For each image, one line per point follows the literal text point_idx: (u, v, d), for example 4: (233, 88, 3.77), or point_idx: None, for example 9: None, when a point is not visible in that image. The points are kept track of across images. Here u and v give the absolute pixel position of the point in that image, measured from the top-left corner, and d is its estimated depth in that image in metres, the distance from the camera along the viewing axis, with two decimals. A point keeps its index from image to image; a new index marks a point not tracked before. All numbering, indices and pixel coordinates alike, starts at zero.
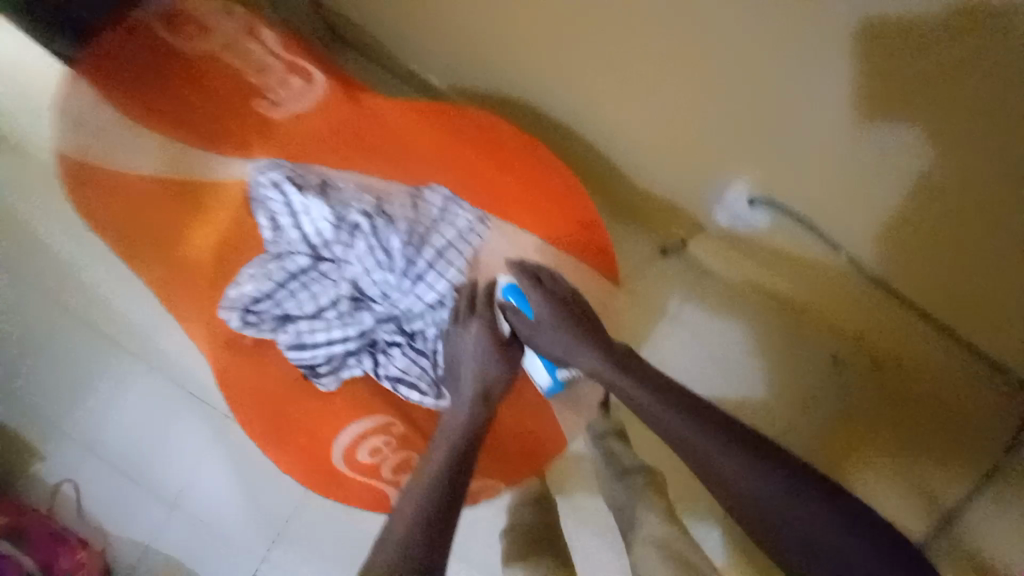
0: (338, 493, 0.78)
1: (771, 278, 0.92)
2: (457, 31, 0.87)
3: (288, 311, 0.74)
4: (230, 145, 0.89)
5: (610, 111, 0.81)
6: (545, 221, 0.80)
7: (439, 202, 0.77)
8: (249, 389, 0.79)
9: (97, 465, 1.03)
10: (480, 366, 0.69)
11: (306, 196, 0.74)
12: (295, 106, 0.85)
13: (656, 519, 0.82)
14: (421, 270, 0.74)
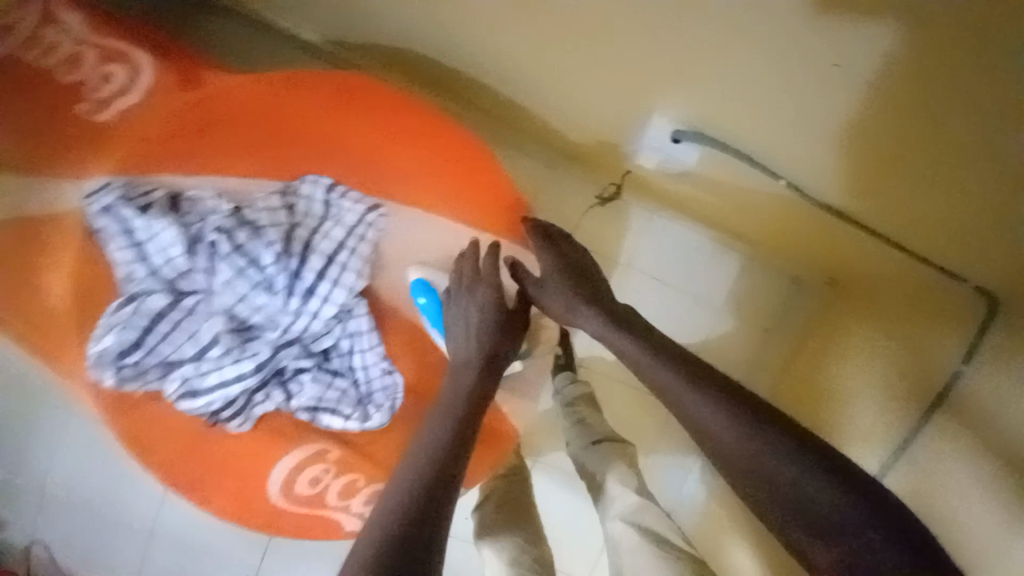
0: (285, 535, 0.70)
1: (715, 205, 0.87)
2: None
3: (166, 357, 0.64)
4: (56, 162, 0.62)
5: (515, 55, 0.70)
6: (454, 195, 0.70)
7: (320, 198, 0.65)
8: (153, 444, 0.69)
9: (64, 519, 0.83)
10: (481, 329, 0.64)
11: (146, 219, 0.61)
12: (122, 101, 0.63)
13: (630, 492, 0.83)
14: (311, 283, 0.64)
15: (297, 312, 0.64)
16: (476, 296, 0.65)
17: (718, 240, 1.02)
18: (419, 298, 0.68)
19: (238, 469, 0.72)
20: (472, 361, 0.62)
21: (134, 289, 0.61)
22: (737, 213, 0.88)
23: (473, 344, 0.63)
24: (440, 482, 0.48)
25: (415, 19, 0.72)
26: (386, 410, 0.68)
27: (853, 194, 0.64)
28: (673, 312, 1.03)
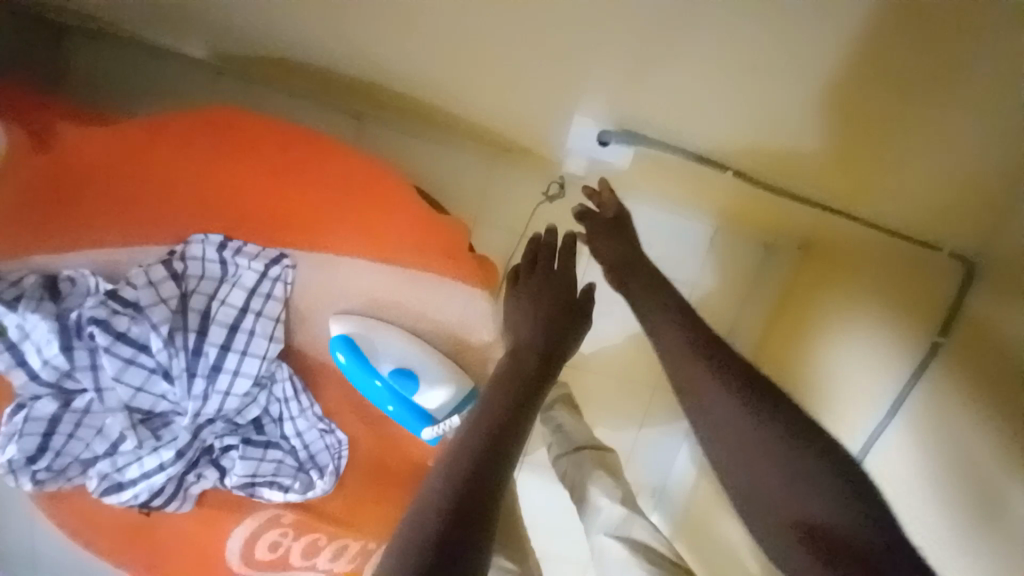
0: None
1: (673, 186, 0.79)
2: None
3: (78, 454, 0.59)
4: None
5: (410, 57, 0.60)
6: (365, 229, 0.62)
7: (213, 259, 0.58)
8: (102, 531, 0.67)
9: None
10: (543, 318, 0.62)
11: (20, 315, 0.54)
12: None
13: (616, 504, 0.78)
14: (216, 358, 0.58)
15: (209, 389, 0.59)
16: (543, 291, 0.64)
17: (686, 219, 0.94)
18: (338, 355, 0.62)
19: (191, 548, 0.70)
20: (535, 347, 0.61)
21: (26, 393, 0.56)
22: (699, 192, 0.79)
23: (538, 332, 0.62)
24: (482, 480, 0.48)
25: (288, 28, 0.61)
26: (330, 474, 0.64)
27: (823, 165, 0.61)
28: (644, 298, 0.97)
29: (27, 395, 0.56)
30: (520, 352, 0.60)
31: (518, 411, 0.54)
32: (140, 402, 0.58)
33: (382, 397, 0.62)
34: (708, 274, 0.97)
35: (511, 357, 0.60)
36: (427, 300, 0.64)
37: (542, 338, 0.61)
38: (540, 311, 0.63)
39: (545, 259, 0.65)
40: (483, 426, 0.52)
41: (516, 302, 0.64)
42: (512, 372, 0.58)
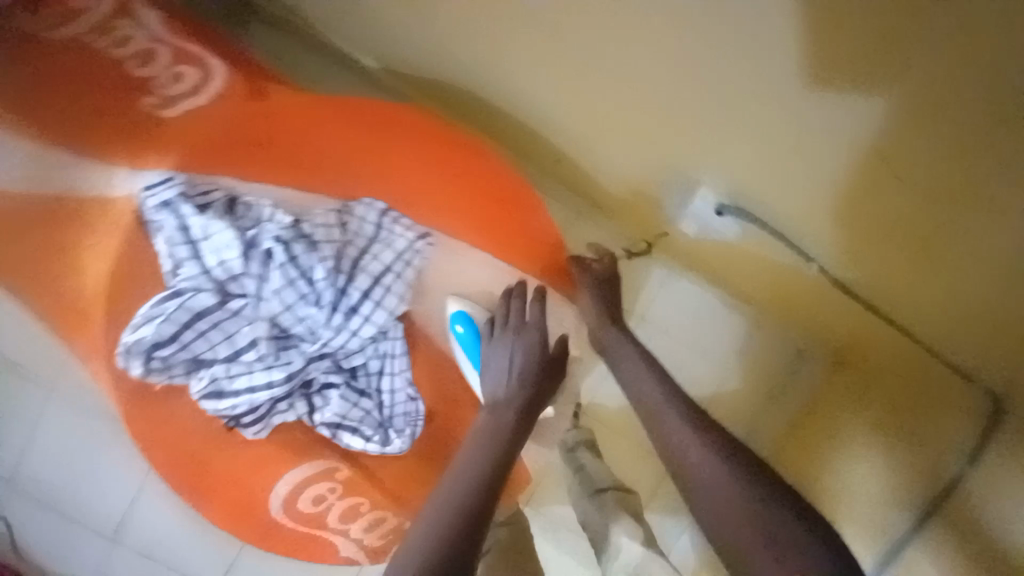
0: (280, 551, 0.71)
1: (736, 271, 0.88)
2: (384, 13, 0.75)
3: (198, 354, 0.63)
4: (120, 152, 0.64)
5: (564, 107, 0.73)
6: (496, 233, 0.70)
7: (373, 221, 0.67)
8: (162, 445, 0.68)
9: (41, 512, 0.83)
10: (521, 376, 0.63)
11: (206, 219, 0.61)
12: (188, 101, 0.64)
13: (636, 543, 0.76)
14: (355, 302, 0.66)
15: (339, 327, 0.66)
16: (517, 347, 0.65)
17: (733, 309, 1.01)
18: (458, 326, 0.70)
19: (236, 487, 0.70)
20: (507, 407, 0.61)
21: (183, 285, 0.61)
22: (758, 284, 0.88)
23: (513, 391, 0.62)
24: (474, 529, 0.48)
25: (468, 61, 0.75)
26: (407, 436, 0.68)
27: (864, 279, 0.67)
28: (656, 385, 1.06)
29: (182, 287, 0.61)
30: (498, 408, 0.61)
31: (502, 462, 0.55)
32: (283, 318, 0.65)
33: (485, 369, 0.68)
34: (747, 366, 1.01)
35: (490, 413, 0.62)
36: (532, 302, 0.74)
37: (519, 398, 0.62)
38: (514, 366, 0.64)
39: (517, 312, 0.68)
40: (466, 477, 0.54)
41: (491, 354, 0.66)
42: (493, 429, 0.59)
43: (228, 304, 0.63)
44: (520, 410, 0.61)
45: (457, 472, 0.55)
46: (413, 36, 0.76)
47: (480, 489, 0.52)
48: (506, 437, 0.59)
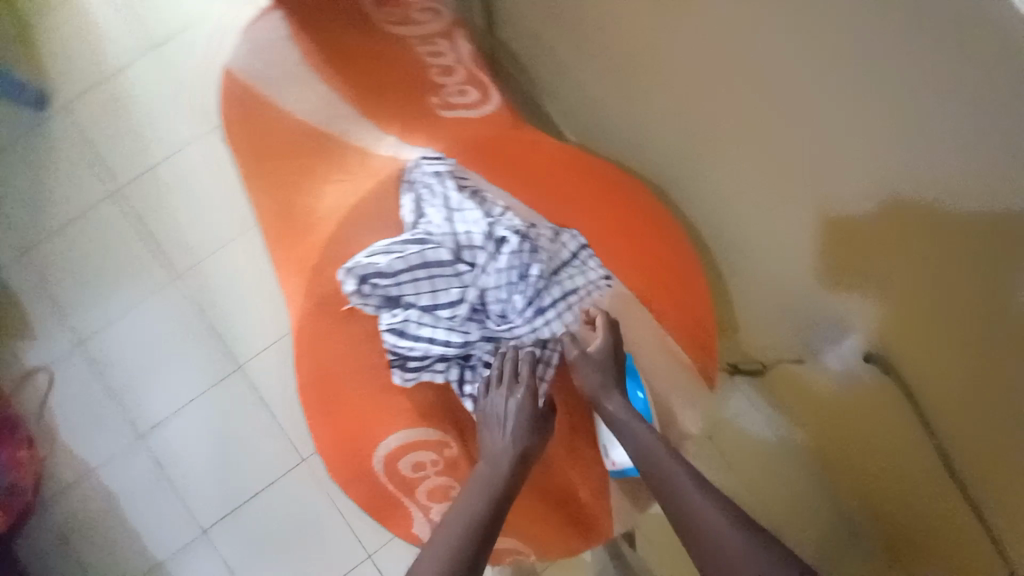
0: (366, 494, 0.77)
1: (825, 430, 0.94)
2: (625, 114, 0.93)
3: (402, 295, 0.72)
4: (390, 124, 0.88)
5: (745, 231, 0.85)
6: (668, 300, 0.79)
7: (573, 250, 0.77)
8: (317, 358, 0.78)
9: None
10: (517, 431, 0.67)
11: (464, 197, 0.75)
12: (464, 113, 0.88)
13: None
14: (545, 306, 0.74)
15: (521, 320, 0.74)
16: (513, 402, 0.69)
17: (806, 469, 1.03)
18: (621, 363, 0.78)
19: (351, 432, 0.77)
20: (507, 461, 0.66)
21: (427, 238, 0.73)
22: (849, 457, 0.91)
23: (508, 448, 0.66)
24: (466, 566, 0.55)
25: (676, 171, 0.90)
26: None
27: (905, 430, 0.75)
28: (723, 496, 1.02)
29: (422, 237, 0.73)
30: (494, 461, 0.66)
31: (495, 509, 0.61)
32: (486, 295, 0.73)
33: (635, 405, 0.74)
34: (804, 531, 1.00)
35: (485, 460, 0.67)
36: (676, 376, 0.79)
37: (515, 454, 0.66)
38: (510, 418, 0.68)
39: (511, 368, 0.71)
40: (461, 519, 0.59)
41: (485, 407, 0.70)
42: (490, 479, 0.64)
43: (455, 266, 0.72)
44: (516, 464, 0.66)
45: (456, 513, 0.61)
46: (635, 135, 0.94)
47: (475, 532, 0.58)
48: (502, 488, 0.64)
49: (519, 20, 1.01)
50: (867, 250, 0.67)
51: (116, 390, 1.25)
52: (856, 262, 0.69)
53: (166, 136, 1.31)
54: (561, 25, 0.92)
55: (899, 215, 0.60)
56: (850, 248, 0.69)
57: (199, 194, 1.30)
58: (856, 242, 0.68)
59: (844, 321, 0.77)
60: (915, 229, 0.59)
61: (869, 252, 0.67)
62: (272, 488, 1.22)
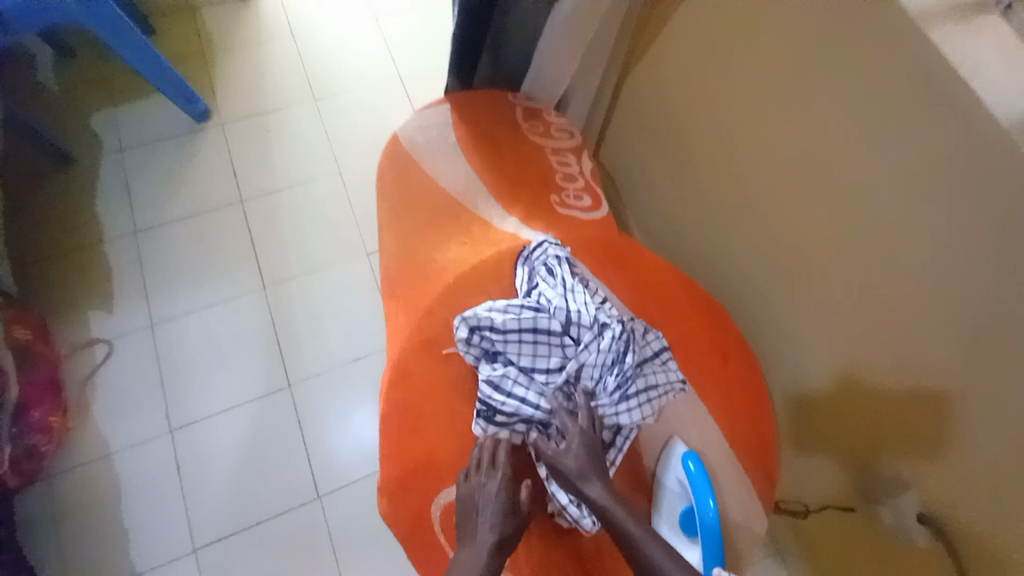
0: (418, 538, 0.79)
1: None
2: (706, 248, 1.08)
3: (506, 351, 0.81)
4: (516, 207, 1.04)
5: (806, 372, 0.93)
6: (734, 417, 0.86)
7: (656, 349, 0.85)
8: (406, 393, 0.85)
9: None
10: (496, 519, 0.73)
11: (577, 281, 0.87)
12: (576, 212, 1.06)
13: None
14: (628, 393, 0.80)
15: (609, 400, 0.79)
16: (491, 488, 0.75)
17: None
18: (689, 463, 0.79)
19: (417, 473, 0.81)
20: (487, 549, 0.72)
21: (539, 308, 0.84)
22: None
23: (486, 537, 0.72)
24: None
25: (745, 305, 1.02)
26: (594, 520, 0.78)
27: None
28: None
29: (533, 306, 0.83)
30: (474, 549, 0.72)
31: None
32: (582, 371, 0.80)
33: (703, 514, 0.75)
34: None
35: (468, 544, 0.73)
36: (738, 498, 0.82)
37: (491, 541, 0.72)
38: (490, 505, 0.74)
39: (487, 457, 0.77)
40: None
41: (464, 491, 0.77)
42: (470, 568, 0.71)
43: (561, 338, 0.81)
44: (493, 552, 0.72)
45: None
46: (711, 267, 1.08)
47: None
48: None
49: (629, 155, 1.21)
50: (820, 418, 0.93)
51: (165, 379, 1.28)
52: (816, 429, 0.94)
53: (297, 169, 1.51)
54: (665, 165, 1.11)
55: (840, 390, 0.87)
56: (808, 417, 0.95)
57: (308, 221, 1.45)
58: (812, 412, 0.94)
59: (817, 478, 0.97)
60: (863, 399, 0.83)
61: (821, 420, 0.92)
62: (280, 518, 1.18)
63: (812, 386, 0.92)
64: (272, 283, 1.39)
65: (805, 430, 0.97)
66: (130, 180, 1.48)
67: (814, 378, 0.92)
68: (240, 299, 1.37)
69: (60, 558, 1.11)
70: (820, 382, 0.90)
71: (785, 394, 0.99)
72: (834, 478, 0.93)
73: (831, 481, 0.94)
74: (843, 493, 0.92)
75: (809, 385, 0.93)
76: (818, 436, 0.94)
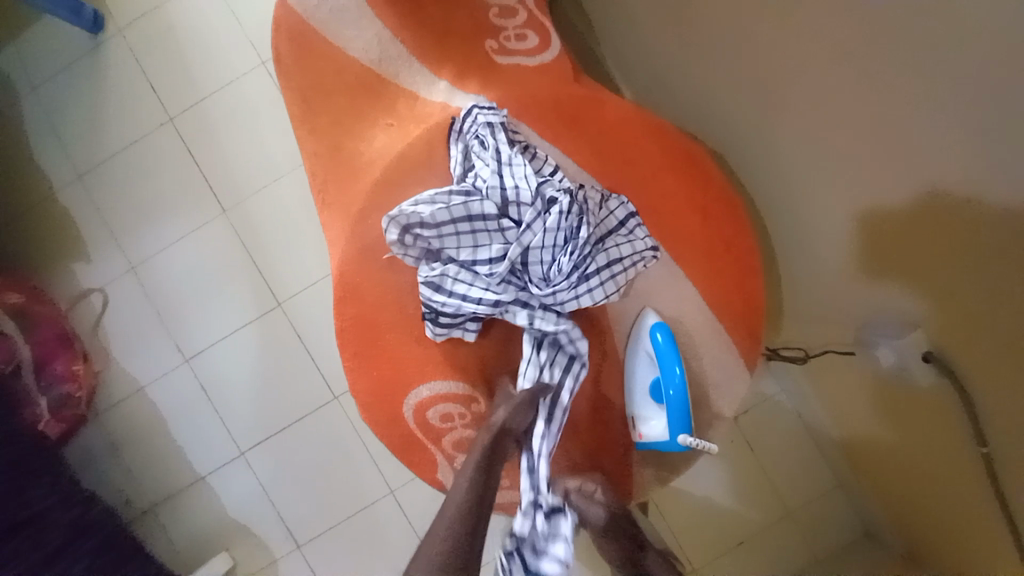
0: (398, 440, 0.81)
1: (861, 420, 0.95)
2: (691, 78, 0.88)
3: (443, 248, 0.73)
4: (444, 67, 0.85)
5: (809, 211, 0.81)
6: (713, 277, 0.77)
7: (620, 218, 0.75)
8: (355, 308, 0.80)
9: None
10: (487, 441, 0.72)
11: (514, 151, 0.75)
12: (520, 59, 0.84)
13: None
14: (587, 272, 0.73)
15: (563, 282, 0.71)
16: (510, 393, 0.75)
17: (821, 448, 1.11)
18: (656, 334, 0.73)
19: (384, 384, 0.80)
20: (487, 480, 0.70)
21: (474, 192, 0.74)
22: (870, 444, 0.96)
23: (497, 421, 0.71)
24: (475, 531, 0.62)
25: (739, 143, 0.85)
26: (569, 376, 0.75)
27: (901, 407, 0.83)
28: (724, 483, 1.14)
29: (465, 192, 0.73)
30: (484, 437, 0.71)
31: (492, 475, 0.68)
32: (529, 254, 0.72)
33: (669, 381, 0.70)
34: (811, 509, 1.12)
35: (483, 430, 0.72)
36: (716, 359, 0.77)
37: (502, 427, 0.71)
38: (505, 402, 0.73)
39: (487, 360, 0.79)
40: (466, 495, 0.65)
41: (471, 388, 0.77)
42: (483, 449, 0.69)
43: (501, 221, 0.73)
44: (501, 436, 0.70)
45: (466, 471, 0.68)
46: None
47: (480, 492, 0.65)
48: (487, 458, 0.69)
49: None
50: (879, 246, 0.74)
51: (164, 318, 1.31)
52: (871, 261, 0.77)
53: (217, 67, 1.31)
54: None
55: (842, 210, 0.78)
56: (869, 246, 0.76)
57: (248, 128, 1.30)
58: (872, 238, 0.75)
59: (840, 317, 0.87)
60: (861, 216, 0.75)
61: (879, 249, 0.75)
62: (304, 422, 1.29)
63: (858, 214, 0.75)
64: (233, 206, 1.31)
65: (858, 264, 0.80)
66: (54, 119, 1.35)
67: (846, 204, 0.77)
68: (207, 229, 1.31)
69: (139, 477, 1.30)
70: (850, 206, 0.77)
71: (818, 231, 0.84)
72: (844, 316, 0.86)
73: (834, 319, 0.89)
74: (845, 333, 0.87)
75: (845, 213, 0.78)
76: (881, 267, 0.75)
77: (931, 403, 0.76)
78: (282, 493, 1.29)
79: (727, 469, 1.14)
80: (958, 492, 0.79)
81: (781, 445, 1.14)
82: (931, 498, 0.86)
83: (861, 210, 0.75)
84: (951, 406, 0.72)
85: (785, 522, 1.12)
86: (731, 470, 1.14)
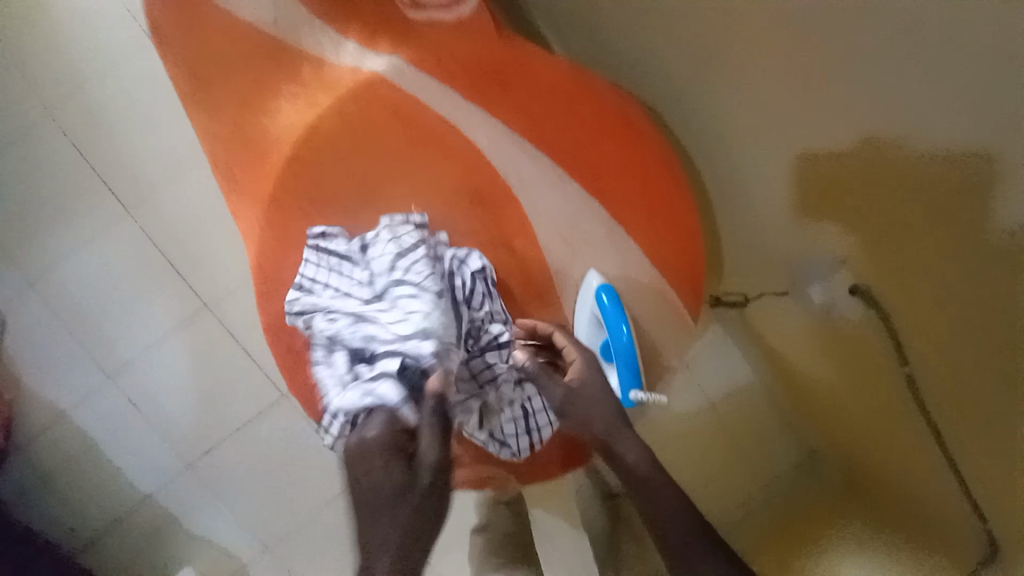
0: None
1: (795, 354, 1.01)
2: None
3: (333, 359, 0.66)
4: (351, 27, 0.77)
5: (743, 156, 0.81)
6: (652, 234, 0.76)
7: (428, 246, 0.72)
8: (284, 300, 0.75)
9: None
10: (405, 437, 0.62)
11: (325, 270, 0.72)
12: (435, 12, 0.75)
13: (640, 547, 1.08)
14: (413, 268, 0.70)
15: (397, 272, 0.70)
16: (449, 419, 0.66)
17: (764, 384, 1.19)
18: (602, 296, 0.72)
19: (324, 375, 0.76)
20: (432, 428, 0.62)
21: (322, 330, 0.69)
22: (805, 374, 1.03)
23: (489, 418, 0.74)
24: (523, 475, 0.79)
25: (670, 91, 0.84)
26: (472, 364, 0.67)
27: (831, 340, 0.88)
28: (680, 429, 1.18)
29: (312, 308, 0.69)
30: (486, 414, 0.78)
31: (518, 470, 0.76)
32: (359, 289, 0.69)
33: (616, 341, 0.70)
34: (758, 441, 1.20)
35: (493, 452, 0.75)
36: (660, 315, 0.78)
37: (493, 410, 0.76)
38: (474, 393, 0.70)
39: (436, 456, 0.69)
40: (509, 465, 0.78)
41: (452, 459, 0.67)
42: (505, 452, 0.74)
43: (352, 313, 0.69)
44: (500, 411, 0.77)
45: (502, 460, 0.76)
46: None
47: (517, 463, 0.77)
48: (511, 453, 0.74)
49: None
50: (828, 188, 0.72)
51: (75, 332, 1.18)
52: (816, 205, 0.75)
53: (97, 41, 1.14)
54: None
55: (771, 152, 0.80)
56: (818, 187, 0.73)
57: (144, 109, 1.16)
58: (819, 180, 0.73)
59: (775, 257, 0.90)
60: (812, 159, 0.72)
61: (829, 192, 0.72)
62: (256, 425, 1.22)
63: (808, 155, 0.72)
64: (139, 201, 1.17)
65: (799, 206, 0.79)
66: None
67: (775, 145, 0.78)
68: (111, 231, 1.17)
69: (76, 506, 1.19)
70: (793, 150, 0.74)
71: (754, 173, 0.85)
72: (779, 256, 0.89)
73: (769, 260, 0.92)
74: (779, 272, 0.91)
75: (787, 155, 0.76)
76: (826, 209, 0.74)
77: (858, 335, 0.80)
78: (241, 500, 1.23)
79: (682, 415, 1.18)
80: (884, 410, 0.86)
81: (730, 386, 1.19)
82: (863, 419, 0.93)
83: (810, 151, 0.72)
84: (880, 338, 0.76)
85: (738, 457, 1.19)
86: (688, 418, 1.19)
